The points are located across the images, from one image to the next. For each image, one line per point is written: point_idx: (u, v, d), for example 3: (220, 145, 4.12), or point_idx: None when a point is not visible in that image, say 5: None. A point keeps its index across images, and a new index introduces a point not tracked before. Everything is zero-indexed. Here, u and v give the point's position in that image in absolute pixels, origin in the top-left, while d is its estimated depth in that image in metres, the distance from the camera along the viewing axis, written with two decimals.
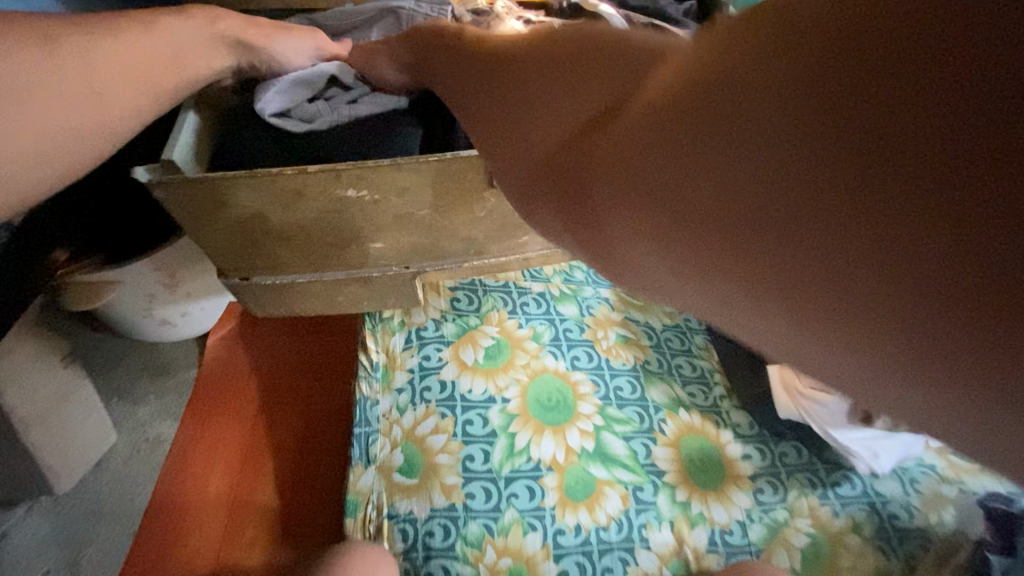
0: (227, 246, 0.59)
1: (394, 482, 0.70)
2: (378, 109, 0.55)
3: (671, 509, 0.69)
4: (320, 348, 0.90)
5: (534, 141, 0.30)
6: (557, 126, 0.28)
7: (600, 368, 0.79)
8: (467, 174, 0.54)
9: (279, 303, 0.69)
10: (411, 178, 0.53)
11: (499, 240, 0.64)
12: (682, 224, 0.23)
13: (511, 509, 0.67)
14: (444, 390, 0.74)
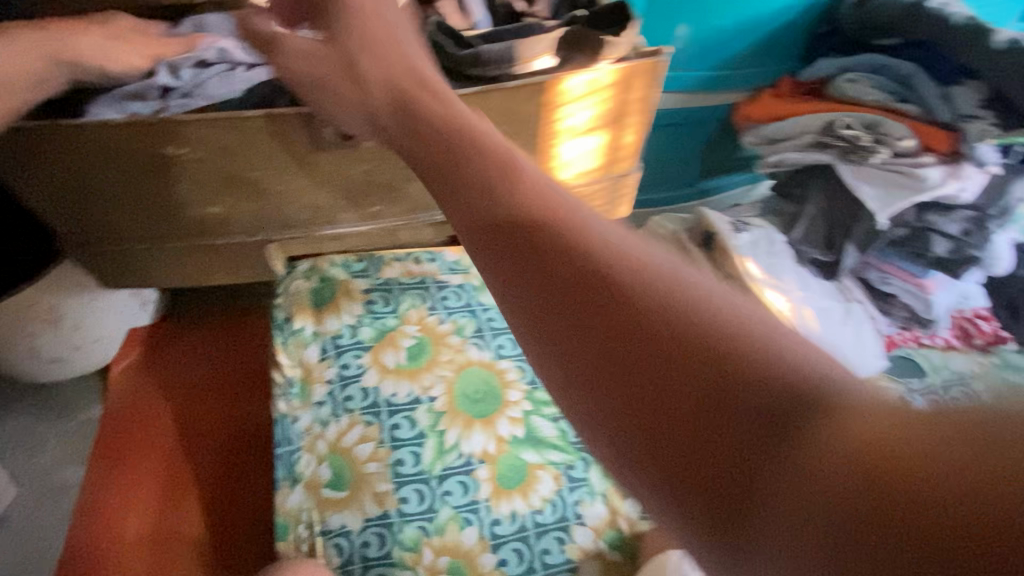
0: (63, 215, 0.55)
1: (323, 497, 0.68)
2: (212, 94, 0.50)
3: (603, 483, 0.71)
4: (237, 365, 0.86)
5: (573, 367, 0.27)
6: (611, 376, 0.25)
7: (526, 353, 0.80)
8: (304, 147, 0.51)
9: (129, 277, 0.64)
10: (234, 138, 0.49)
11: (352, 209, 0.59)
12: (729, 528, 0.21)
13: (445, 508, 0.67)
14: (366, 397, 0.72)
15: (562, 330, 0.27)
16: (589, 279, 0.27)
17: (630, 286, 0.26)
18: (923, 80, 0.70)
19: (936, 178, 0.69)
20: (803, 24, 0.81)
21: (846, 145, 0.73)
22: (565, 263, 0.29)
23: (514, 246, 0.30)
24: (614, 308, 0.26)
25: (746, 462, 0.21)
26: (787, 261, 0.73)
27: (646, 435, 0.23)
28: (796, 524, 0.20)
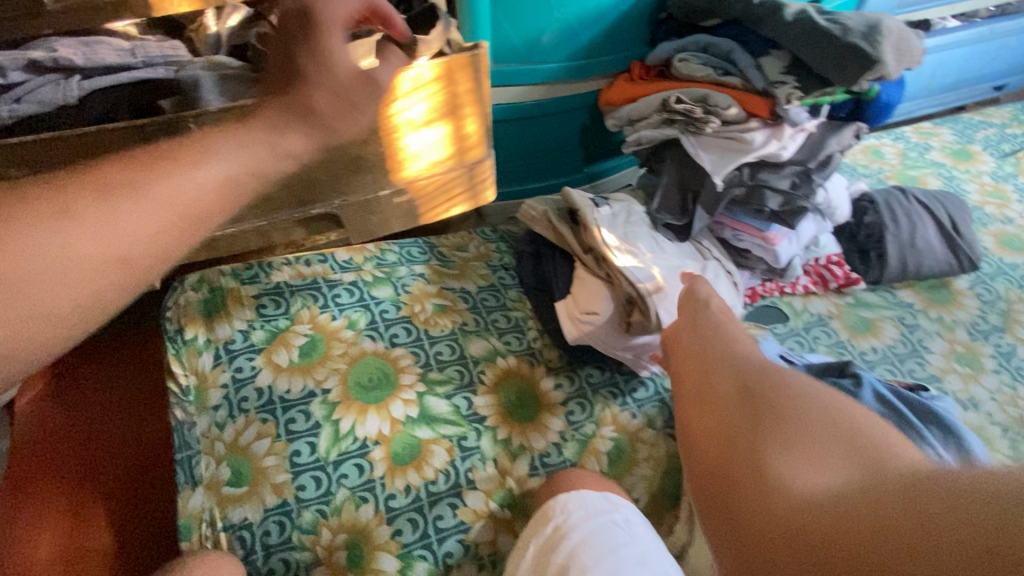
0: None
1: (224, 495, 0.71)
2: (48, 102, 0.53)
3: (494, 449, 0.76)
4: (143, 384, 0.87)
5: (715, 455, 0.55)
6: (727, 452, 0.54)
7: (419, 339, 0.84)
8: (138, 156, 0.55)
9: None
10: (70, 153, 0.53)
11: None
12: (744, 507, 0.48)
13: (342, 489, 0.71)
14: (261, 397, 0.75)
15: (707, 419, 0.59)
16: (692, 335, 0.70)
17: (723, 370, 0.63)
18: (740, 54, 0.79)
19: (763, 141, 0.78)
20: (641, 12, 0.89)
21: (683, 120, 0.82)
22: (710, 385, 0.63)
23: (684, 367, 0.68)
24: (698, 360, 0.67)
25: (767, 471, 0.48)
26: (641, 228, 0.83)
27: (700, 397, 0.63)
28: (734, 418, 0.56)
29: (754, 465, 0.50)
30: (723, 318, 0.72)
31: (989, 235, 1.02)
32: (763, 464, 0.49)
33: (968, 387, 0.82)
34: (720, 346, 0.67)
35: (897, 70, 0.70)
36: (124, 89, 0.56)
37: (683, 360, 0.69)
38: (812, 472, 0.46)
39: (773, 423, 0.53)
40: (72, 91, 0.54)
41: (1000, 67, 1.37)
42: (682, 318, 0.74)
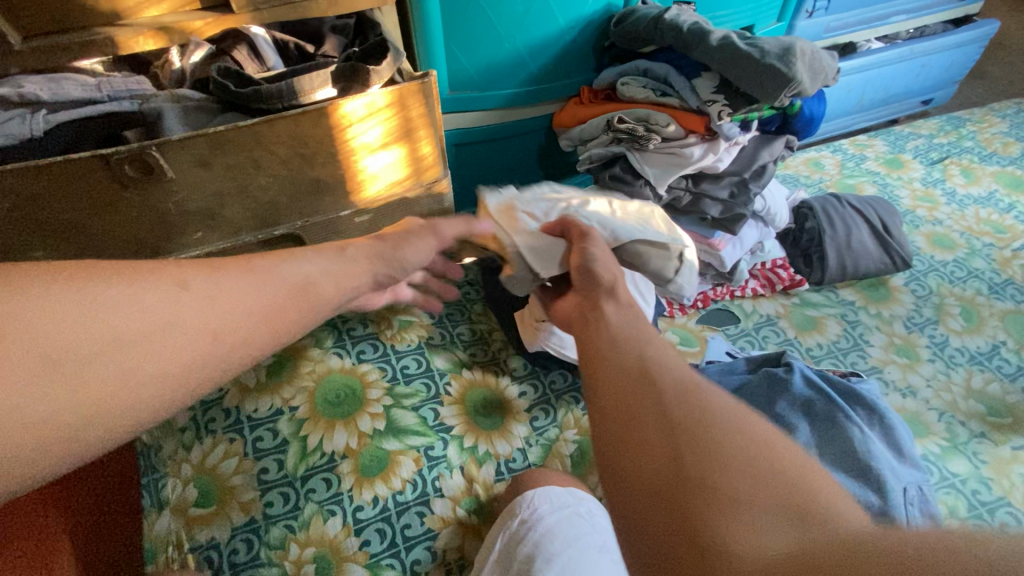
0: None
1: (191, 516, 0.71)
2: (11, 138, 0.55)
3: (461, 456, 0.78)
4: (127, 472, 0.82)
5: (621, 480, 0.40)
6: (639, 483, 0.38)
7: (386, 355, 0.86)
8: (103, 185, 0.57)
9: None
10: (36, 182, 0.54)
11: (173, 239, 0.65)
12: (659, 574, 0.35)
13: (310, 504, 0.72)
14: (228, 417, 0.77)
15: (608, 414, 0.45)
16: (600, 346, 0.53)
17: (637, 358, 0.49)
18: (676, 78, 0.85)
19: (701, 155, 0.84)
20: (586, 42, 0.96)
21: (628, 138, 0.87)
22: (620, 367, 0.48)
23: (591, 346, 0.54)
24: (617, 366, 0.49)
25: (687, 519, 0.35)
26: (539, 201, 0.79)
27: (631, 423, 0.42)
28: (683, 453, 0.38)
29: (673, 496, 0.36)
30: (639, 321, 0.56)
31: (920, 236, 1.10)
32: (684, 500, 0.35)
33: (905, 376, 0.88)
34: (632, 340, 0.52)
35: (812, 88, 0.78)
36: (84, 123, 0.59)
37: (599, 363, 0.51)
38: (749, 536, 0.32)
39: (698, 450, 0.37)
40: (35, 126, 0.56)
41: (927, 83, 1.48)
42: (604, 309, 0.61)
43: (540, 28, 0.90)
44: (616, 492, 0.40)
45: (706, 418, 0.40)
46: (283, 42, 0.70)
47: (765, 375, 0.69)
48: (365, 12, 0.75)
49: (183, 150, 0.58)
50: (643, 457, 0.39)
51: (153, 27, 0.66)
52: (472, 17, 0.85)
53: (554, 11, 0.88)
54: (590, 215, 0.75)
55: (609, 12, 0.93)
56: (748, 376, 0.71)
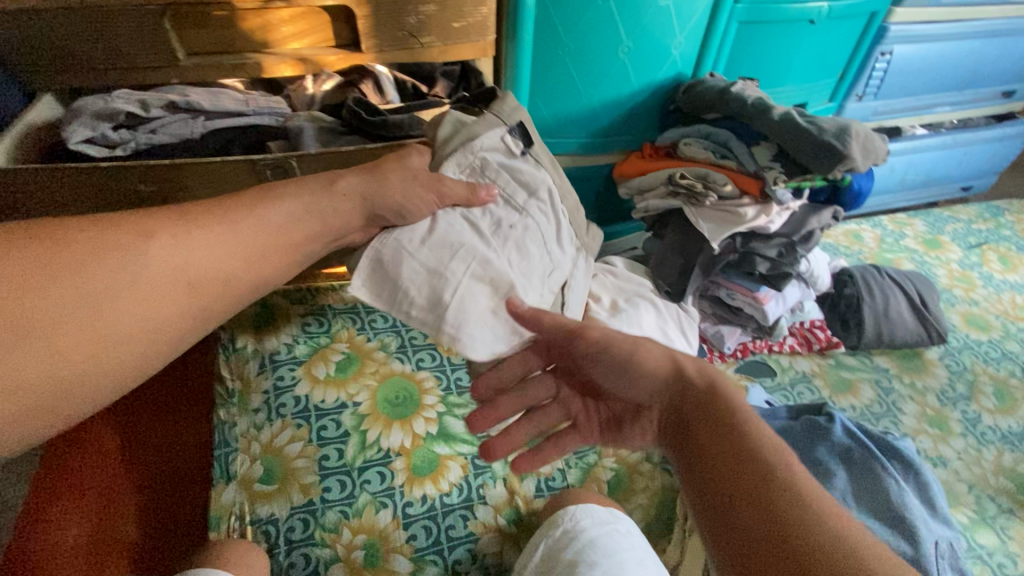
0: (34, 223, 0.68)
1: (255, 490, 0.77)
2: (177, 139, 0.67)
3: (505, 469, 0.83)
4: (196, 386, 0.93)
5: None
6: None
7: (443, 365, 0.93)
8: (241, 184, 0.68)
9: None
10: (191, 175, 0.66)
11: None
12: None
13: (364, 494, 0.77)
14: (298, 404, 0.84)
15: (718, 530, 0.42)
16: (707, 448, 0.46)
17: (741, 451, 0.44)
18: (736, 144, 0.94)
19: (754, 216, 0.91)
20: (653, 104, 1.05)
21: (687, 192, 0.95)
22: (724, 464, 0.44)
23: (682, 427, 0.50)
24: (735, 486, 0.42)
25: None
26: (449, 234, 0.64)
27: None
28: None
29: None
30: (752, 453, 0.44)
31: (956, 314, 1.14)
32: None
33: (937, 446, 0.90)
34: (772, 506, 0.40)
35: (864, 166, 0.85)
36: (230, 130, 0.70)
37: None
38: None
39: None
40: (195, 131, 0.68)
41: (967, 171, 1.55)
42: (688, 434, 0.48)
43: (614, 89, 0.99)
44: None
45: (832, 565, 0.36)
46: (401, 82, 0.83)
47: (807, 423, 0.73)
48: (468, 61, 0.86)
49: (316, 163, 0.68)
50: None
51: (294, 58, 0.77)
52: (557, 74, 0.95)
53: (630, 75, 0.98)
54: (466, 285, 0.61)
55: (678, 81, 1.03)
56: (788, 422, 0.76)
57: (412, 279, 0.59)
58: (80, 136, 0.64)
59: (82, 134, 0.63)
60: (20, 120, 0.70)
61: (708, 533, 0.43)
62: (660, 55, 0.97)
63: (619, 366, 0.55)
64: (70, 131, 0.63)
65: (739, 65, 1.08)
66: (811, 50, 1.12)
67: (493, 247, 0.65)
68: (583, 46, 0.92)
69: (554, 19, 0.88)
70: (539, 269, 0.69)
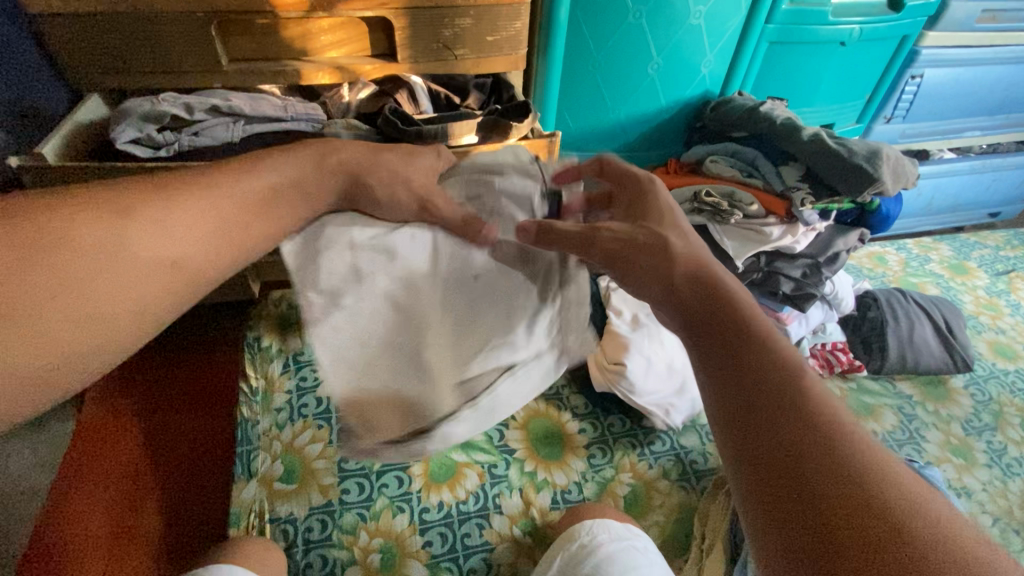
0: None
1: (275, 489, 0.78)
2: (218, 142, 0.69)
3: (521, 479, 0.83)
4: (215, 380, 0.95)
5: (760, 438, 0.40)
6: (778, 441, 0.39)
7: None
8: None
9: None
10: None
11: None
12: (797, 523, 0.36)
13: (382, 497, 0.78)
14: (320, 405, 0.85)
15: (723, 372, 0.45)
16: (709, 314, 0.49)
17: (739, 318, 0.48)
18: (763, 162, 0.94)
19: (780, 236, 0.90)
20: (680, 121, 1.06)
21: (711, 211, 0.93)
22: (722, 327, 0.48)
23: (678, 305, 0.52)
24: (741, 346, 0.46)
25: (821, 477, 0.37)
26: (400, 247, 0.58)
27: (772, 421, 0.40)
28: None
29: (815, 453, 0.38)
30: (791, 378, 0.43)
31: (982, 342, 1.13)
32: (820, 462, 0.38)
33: (961, 476, 0.88)
34: (809, 428, 0.40)
35: (894, 190, 0.85)
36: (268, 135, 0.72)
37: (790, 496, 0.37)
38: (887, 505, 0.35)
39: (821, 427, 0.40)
40: (235, 134, 0.70)
41: (995, 197, 1.53)
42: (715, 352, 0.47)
43: (642, 104, 1.00)
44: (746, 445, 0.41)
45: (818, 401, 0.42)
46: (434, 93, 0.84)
47: None
48: (500, 74, 0.88)
49: None
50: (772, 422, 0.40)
51: (332, 66, 0.79)
52: (586, 88, 0.95)
53: (659, 92, 0.99)
54: (372, 300, 0.55)
55: (706, 98, 1.04)
56: None
57: (332, 280, 0.55)
58: (129, 135, 0.66)
59: (129, 136, 0.66)
60: (67, 121, 0.71)
61: (712, 387, 0.45)
62: (689, 72, 0.98)
63: (655, 281, 0.53)
64: (119, 132, 0.66)
65: (768, 84, 1.08)
66: (840, 72, 1.12)
67: (434, 289, 0.59)
68: (614, 61, 0.93)
69: (586, 34, 0.89)
70: (472, 337, 0.60)
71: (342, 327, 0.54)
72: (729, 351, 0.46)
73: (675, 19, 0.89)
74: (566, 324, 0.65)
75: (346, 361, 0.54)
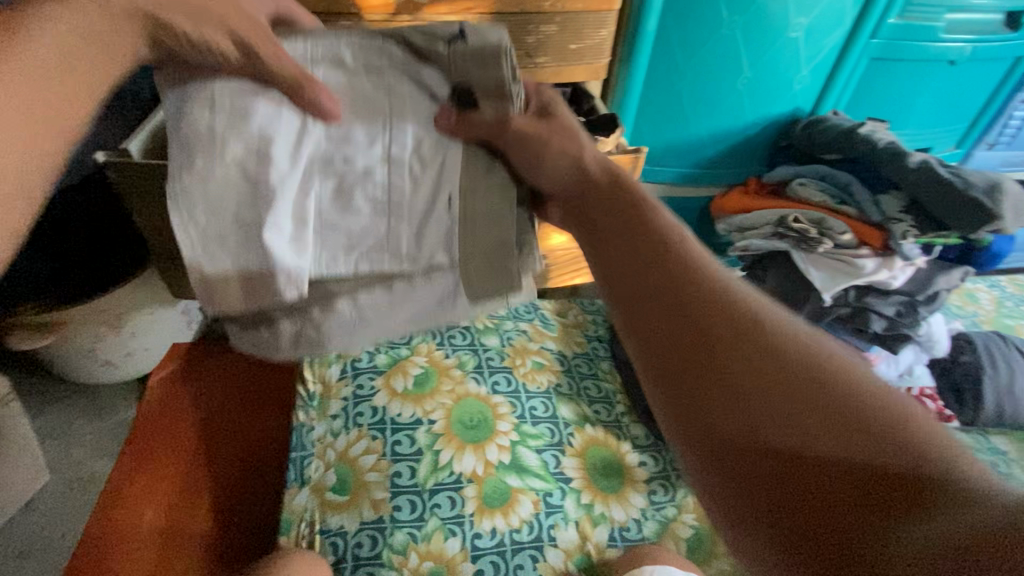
0: (156, 225, 0.72)
1: (327, 500, 0.76)
2: None
3: (577, 511, 0.78)
4: (275, 384, 0.96)
5: (626, 269, 0.45)
6: (647, 276, 0.43)
7: (518, 391, 0.89)
8: None
9: None
10: None
11: None
12: (671, 344, 0.40)
13: (433, 518, 0.75)
14: (374, 415, 0.83)
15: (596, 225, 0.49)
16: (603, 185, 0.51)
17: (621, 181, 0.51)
18: (859, 188, 0.87)
19: (874, 270, 0.83)
20: (764, 138, 0.99)
21: (798, 237, 0.88)
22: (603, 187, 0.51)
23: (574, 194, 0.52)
24: (611, 205, 0.49)
25: (681, 301, 0.41)
26: (254, 111, 0.47)
27: (637, 257, 0.45)
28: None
29: (672, 281, 0.42)
30: (690, 275, 0.42)
31: None
32: (681, 287, 0.42)
33: None
34: (688, 287, 0.42)
35: (1014, 228, 0.76)
36: None
37: (693, 404, 0.38)
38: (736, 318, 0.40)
39: (678, 265, 0.43)
40: None
41: None
42: (611, 250, 0.46)
43: (725, 120, 0.94)
44: (616, 280, 0.45)
45: (674, 240, 0.45)
46: None
47: None
48: (580, 84, 0.84)
49: None
50: (631, 261, 0.45)
51: None
52: (669, 103, 0.90)
53: (745, 107, 0.93)
54: (220, 179, 0.47)
55: (795, 116, 0.97)
56: None
57: (185, 147, 0.47)
58: None
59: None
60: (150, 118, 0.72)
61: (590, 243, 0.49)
62: (781, 88, 0.92)
63: (564, 163, 0.52)
64: None
65: (865, 102, 1.00)
66: (945, 91, 1.02)
67: (288, 191, 0.49)
68: (701, 75, 0.88)
69: (674, 46, 0.84)
70: (345, 242, 0.54)
71: (192, 207, 0.48)
72: (620, 259, 0.45)
73: (771, 32, 0.84)
74: (464, 253, 0.56)
75: (201, 239, 0.49)
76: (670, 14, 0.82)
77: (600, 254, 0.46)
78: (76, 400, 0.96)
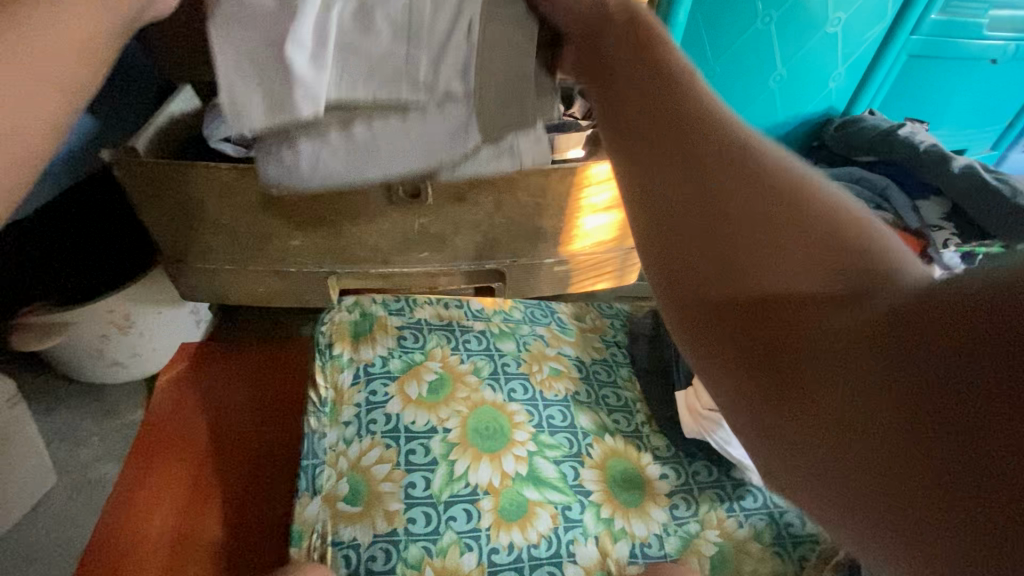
0: (165, 227, 0.68)
1: (339, 510, 0.74)
2: None
3: (597, 526, 0.76)
4: (287, 388, 0.94)
5: (645, 140, 0.42)
6: (673, 157, 0.41)
7: (535, 400, 0.86)
8: (372, 202, 0.66)
9: (206, 290, 0.76)
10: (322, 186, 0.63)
11: (403, 252, 0.72)
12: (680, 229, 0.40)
13: (449, 531, 0.73)
14: (388, 422, 0.80)
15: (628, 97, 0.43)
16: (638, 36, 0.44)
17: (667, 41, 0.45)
18: (896, 193, 0.83)
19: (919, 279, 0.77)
20: (793, 139, 0.95)
21: None
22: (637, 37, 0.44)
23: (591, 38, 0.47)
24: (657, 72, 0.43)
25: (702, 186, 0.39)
26: None
27: (673, 136, 0.41)
28: (989, 414, 0.25)
29: (707, 154, 0.39)
30: (718, 129, 0.40)
31: None
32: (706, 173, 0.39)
33: None
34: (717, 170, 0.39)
35: None
36: None
37: (697, 264, 0.39)
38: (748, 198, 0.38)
39: (704, 143, 0.40)
40: None
41: None
42: (638, 96, 0.43)
43: (756, 119, 0.90)
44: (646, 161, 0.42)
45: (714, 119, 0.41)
46: None
47: None
48: None
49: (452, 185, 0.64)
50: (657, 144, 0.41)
51: None
52: None
53: (777, 106, 0.89)
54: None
55: (827, 116, 0.93)
56: None
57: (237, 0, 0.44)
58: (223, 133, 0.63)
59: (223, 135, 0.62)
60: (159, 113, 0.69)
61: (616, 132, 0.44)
62: (814, 86, 0.88)
63: None
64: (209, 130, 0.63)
65: (899, 102, 0.96)
66: (984, 91, 0.98)
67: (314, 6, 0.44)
68: (732, 71, 0.83)
69: (705, 40, 0.80)
70: (365, 64, 0.48)
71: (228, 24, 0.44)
72: (639, 113, 0.43)
73: (808, 26, 0.80)
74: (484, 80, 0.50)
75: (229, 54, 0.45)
76: (703, 5, 0.77)
77: (621, 101, 0.43)
78: (83, 400, 0.94)
